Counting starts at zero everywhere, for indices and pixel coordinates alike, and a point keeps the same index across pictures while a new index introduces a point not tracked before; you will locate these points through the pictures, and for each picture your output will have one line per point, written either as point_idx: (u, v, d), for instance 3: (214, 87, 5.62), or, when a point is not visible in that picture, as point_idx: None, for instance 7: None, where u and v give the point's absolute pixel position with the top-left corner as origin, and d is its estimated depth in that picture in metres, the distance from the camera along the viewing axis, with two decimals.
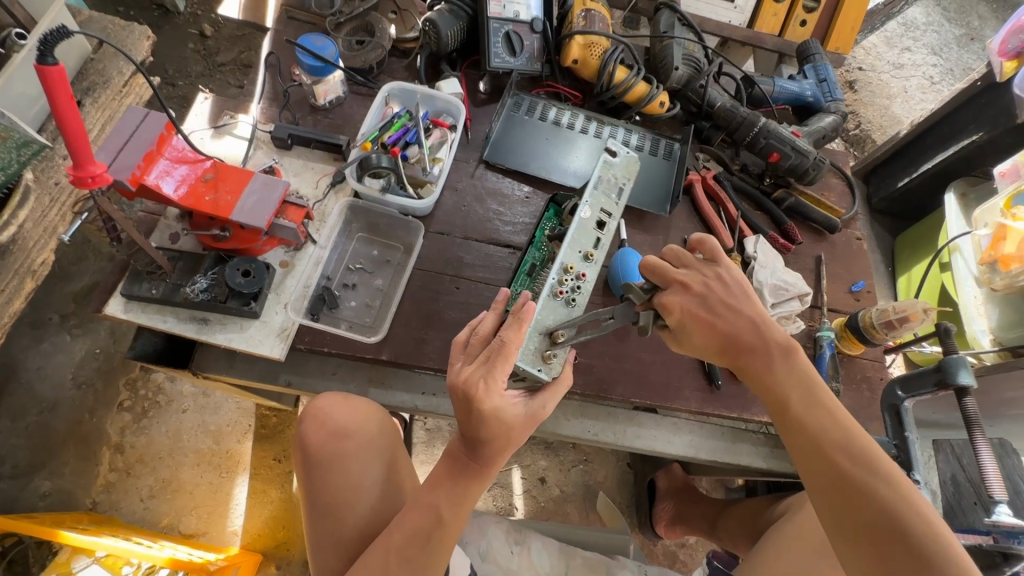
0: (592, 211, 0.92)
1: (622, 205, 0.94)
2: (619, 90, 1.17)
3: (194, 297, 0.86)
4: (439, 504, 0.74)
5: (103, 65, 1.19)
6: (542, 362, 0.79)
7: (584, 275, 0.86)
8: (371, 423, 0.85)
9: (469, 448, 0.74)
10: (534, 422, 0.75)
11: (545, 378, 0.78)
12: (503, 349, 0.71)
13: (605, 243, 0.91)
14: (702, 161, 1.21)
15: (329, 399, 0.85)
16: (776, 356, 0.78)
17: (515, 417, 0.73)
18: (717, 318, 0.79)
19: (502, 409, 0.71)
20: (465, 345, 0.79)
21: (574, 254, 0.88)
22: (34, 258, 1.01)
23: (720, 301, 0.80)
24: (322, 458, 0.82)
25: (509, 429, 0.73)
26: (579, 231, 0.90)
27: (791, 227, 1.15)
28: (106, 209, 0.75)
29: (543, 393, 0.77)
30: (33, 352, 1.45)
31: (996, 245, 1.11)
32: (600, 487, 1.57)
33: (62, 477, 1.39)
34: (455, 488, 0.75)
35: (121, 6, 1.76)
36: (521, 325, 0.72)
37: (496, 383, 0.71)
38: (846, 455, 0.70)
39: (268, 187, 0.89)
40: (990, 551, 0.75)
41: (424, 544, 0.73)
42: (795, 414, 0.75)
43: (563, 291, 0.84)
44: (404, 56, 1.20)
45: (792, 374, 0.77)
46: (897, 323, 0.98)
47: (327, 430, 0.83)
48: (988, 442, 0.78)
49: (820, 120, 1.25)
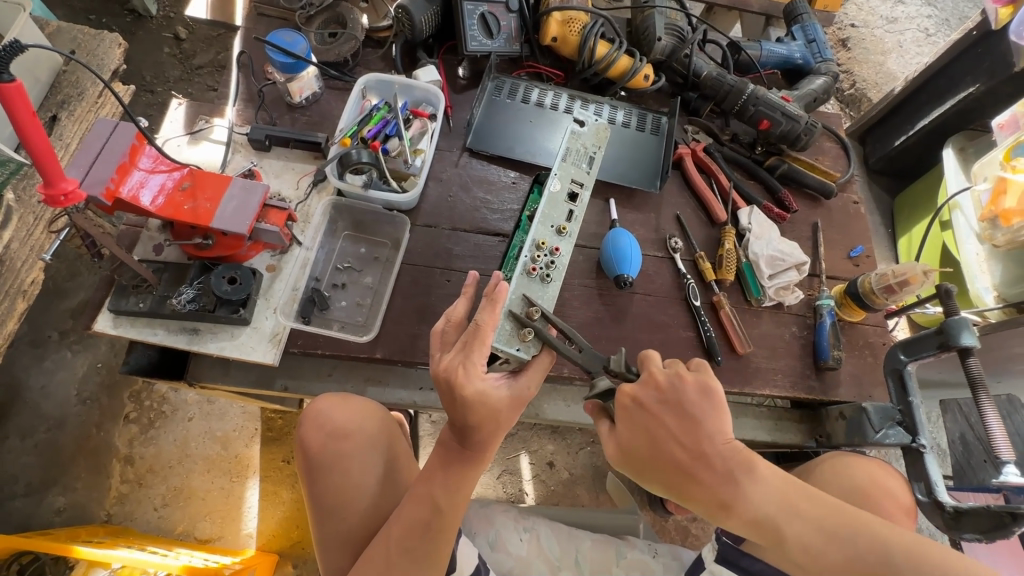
0: (562, 183, 0.91)
1: (593, 173, 0.93)
2: (602, 66, 1.13)
3: (182, 308, 0.85)
4: (434, 494, 0.73)
5: (76, 76, 1.18)
6: (520, 340, 0.78)
7: (557, 249, 0.86)
8: (369, 424, 0.84)
9: (459, 437, 0.74)
10: (521, 404, 0.74)
11: (524, 357, 0.77)
12: (479, 332, 0.71)
13: (579, 215, 0.90)
14: (691, 134, 1.18)
15: (327, 400, 0.85)
16: (740, 477, 0.66)
17: (499, 400, 0.71)
18: (670, 425, 0.69)
19: (485, 394, 0.70)
20: (441, 333, 0.78)
21: (547, 229, 0.88)
22: (25, 277, 1.01)
23: (679, 406, 0.70)
24: (321, 461, 0.81)
25: (495, 412, 0.71)
26: (549, 206, 0.89)
27: (786, 196, 1.13)
28: (82, 226, 0.75)
29: (526, 373, 0.75)
30: (36, 370, 1.45)
31: (997, 199, 1.08)
32: (608, 467, 1.57)
33: (76, 491, 1.40)
34: (449, 476, 0.74)
35: (92, 14, 1.74)
36: (494, 306, 0.71)
37: (475, 368, 0.70)
38: (869, 568, 0.62)
39: (247, 191, 0.87)
40: (998, 511, 0.71)
41: (422, 536, 0.72)
42: (791, 539, 0.64)
43: (536, 267, 0.84)
44: (379, 46, 1.17)
45: (767, 495, 0.66)
46: (897, 287, 0.96)
47: (324, 431, 0.83)
48: (992, 403, 0.78)
49: (810, 82, 1.21)
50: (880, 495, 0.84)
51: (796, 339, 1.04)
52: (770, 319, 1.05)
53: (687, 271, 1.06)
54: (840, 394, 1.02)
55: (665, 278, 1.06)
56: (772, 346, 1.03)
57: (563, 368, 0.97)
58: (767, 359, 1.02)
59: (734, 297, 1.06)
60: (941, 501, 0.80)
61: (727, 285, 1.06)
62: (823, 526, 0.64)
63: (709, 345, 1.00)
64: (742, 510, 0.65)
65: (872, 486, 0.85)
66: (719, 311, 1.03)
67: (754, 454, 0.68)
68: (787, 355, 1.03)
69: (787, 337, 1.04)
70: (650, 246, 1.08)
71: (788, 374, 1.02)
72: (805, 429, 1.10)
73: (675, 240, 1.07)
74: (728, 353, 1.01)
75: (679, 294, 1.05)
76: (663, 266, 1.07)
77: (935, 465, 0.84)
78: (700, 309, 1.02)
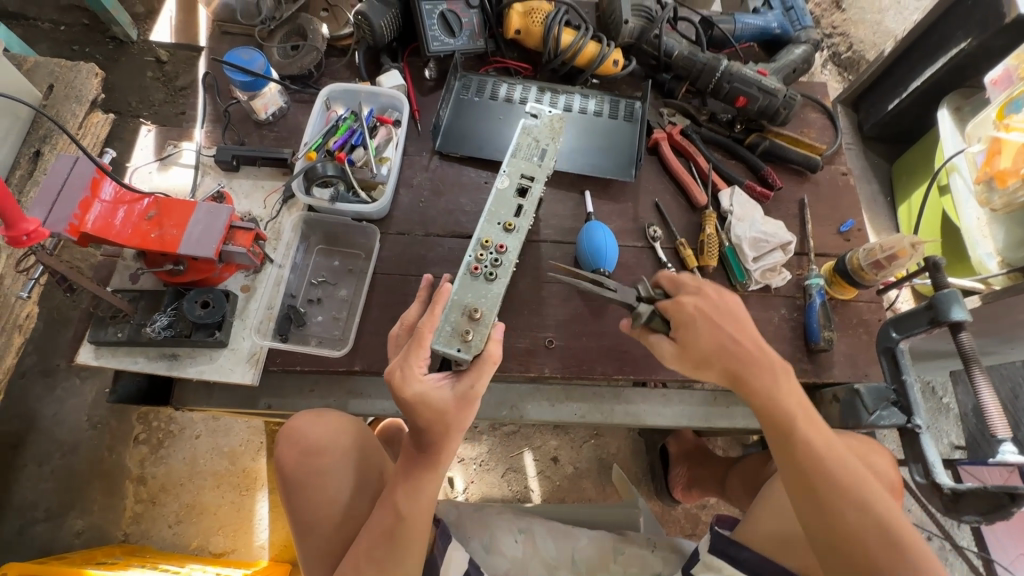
0: (511, 180, 0.91)
1: (545, 165, 0.92)
2: (568, 55, 1.10)
3: (157, 336, 0.86)
4: (396, 501, 0.73)
5: (56, 111, 1.25)
6: (462, 340, 0.77)
7: (502, 247, 0.85)
8: (343, 438, 0.84)
9: (415, 439, 0.74)
10: (470, 403, 0.73)
11: (467, 357, 0.76)
12: (417, 334, 0.72)
13: (527, 209, 0.89)
14: (666, 116, 1.14)
15: (303, 418, 0.85)
16: (780, 374, 0.74)
17: (442, 402, 0.72)
18: (728, 325, 0.75)
19: (425, 395, 0.71)
20: (394, 336, 0.81)
21: (493, 226, 0.87)
22: (19, 312, 1.10)
23: (731, 314, 0.76)
24: (295, 478, 0.82)
25: (441, 414, 0.72)
26: (497, 203, 0.89)
27: (769, 172, 1.09)
28: (51, 265, 0.76)
29: (470, 373, 0.75)
30: (47, 399, 1.50)
31: (992, 160, 1.04)
32: (613, 459, 1.55)
33: (93, 514, 1.45)
34: (409, 482, 0.73)
35: (77, 45, 1.76)
36: (433, 308, 0.72)
37: (413, 370, 0.71)
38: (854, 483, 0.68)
39: (213, 214, 0.86)
40: (996, 492, 0.69)
41: (389, 544, 0.72)
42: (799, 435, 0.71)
43: (479, 266, 0.83)
44: (343, 54, 1.15)
45: (793, 392, 0.74)
46: (885, 261, 0.93)
47: (299, 447, 0.83)
48: (986, 378, 0.75)
49: (789, 52, 1.16)
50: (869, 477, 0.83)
51: (786, 321, 1.01)
52: (758, 303, 1.02)
53: (668, 259, 1.04)
54: (833, 375, 0.99)
55: (646, 268, 1.03)
56: (760, 331, 1.00)
57: (544, 368, 0.96)
58: None
59: (718, 283, 1.03)
60: (939, 482, 0.77)
61: (711, 271, 1.03)
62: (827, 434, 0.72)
63: None
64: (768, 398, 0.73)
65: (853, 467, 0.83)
66: None
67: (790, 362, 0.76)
68: (776, 339, 1.00)
69: (776, 320, 1.01)
70: (629, 236, 1.05)
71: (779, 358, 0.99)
72: None
73: (654, 229, 1.04)
74: None
75: None
76: (643, 256, 1.04)
77: (932, 445, 0.80)
78: None
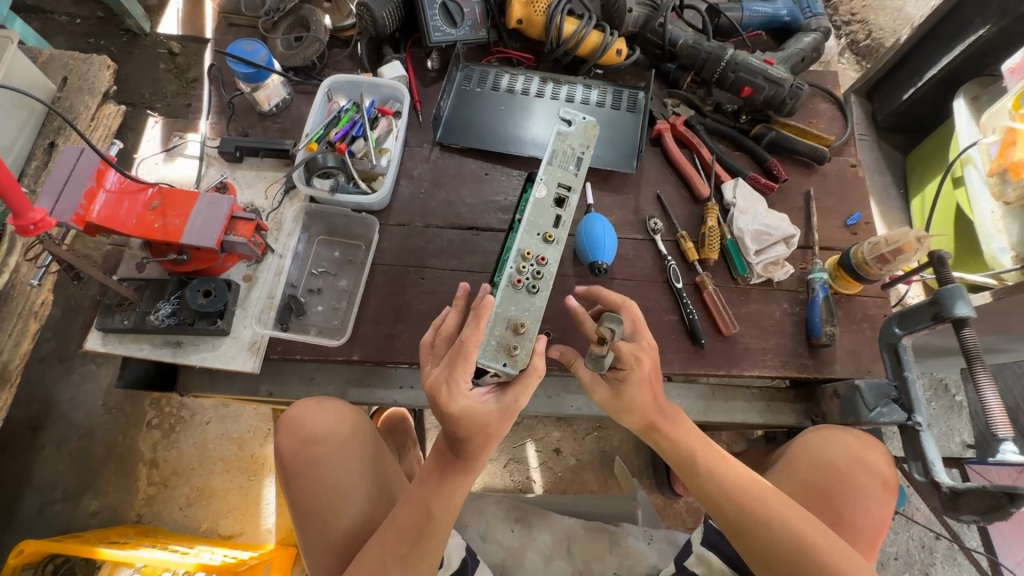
0: (548, 188, 0.85)
1: (582, 174, 0.87)
2: (571, 45, 1.09)
3: (160, 323, 0.88)
4: (428, 502, 0.75)
5: (70, 102, 1.28)
6: (507, 354, 0.74)
7: (544, 259, 0.81)
8: (343, 428, 0.86)
9: (451, 446, 0.75)
10: (511, 416, 0.73)
11: (512, 372, 0.74)
12: (463, 350, 0.68)
13: (566, 220, 0.84)
14: (670, 107, 1.12)
15: (303, 406, 0.88)
16: (668, 420, 0.82)
17: (486, 414, 0.71)
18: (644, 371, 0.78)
19: (470, 409, 0.70)
20: (431, 346, 0.79)
21: (532, 238, 0.83)
22: (35, 300, 1.14)
23: (650, 365, 0.79)
24: (297, 465, 0.84)
25: (483, 426, 0.72)
26: (535, 213, 0.84)
27: (774, 164, 1.07)
28: (57, 253, 0.78)
29: (513, 387, 0.74)
30: (65, 383, 1.54)
31: (1006, 152, 1.00)
32: (616, 452, 1.55)
33: (107, 495, 1.49)
34: (440, 484, 0.75)
35: (92, 37, 1.79)
36: (478, 322, 0.67)
37: (458, 385, 0.70)
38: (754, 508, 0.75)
39: (215, 205, 0.88)
40: (995, 492, 0.68)
41: (416, 539, 0.73)
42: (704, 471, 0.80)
43: (522, 279, 0.79)
44: (346, 45, 1.16)
45: (685, 432, 0.82)
46: (890, 256, 0.91)
47: (299, 437, 0.85)
48: (988, 376, 0.73)
49: (797, 41, 1.13)
50: (860, 472, 0.84)
51: (788, 316, 1.00)
52: (759, 296, 1.01)
53: (668, 252, 1.03)
54: (835, 371, 0.97)
55: (645, 261, 1.02)
56: (762, 325, 0.99)
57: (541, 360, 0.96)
58: (756, 338, 0.98)
59: (719, 277, 1.02)
60: (938, 481, 0.76)
61: (711, 264, 1.02)
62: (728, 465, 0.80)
63: (692, 328, 0.97)
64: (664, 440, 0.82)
65: (849, 460, 0.84)
66: (703, 292, 0.99)
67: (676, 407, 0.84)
68: (778, 334, 0.99)
69: (778, 315, 1.00)
70: (630, 229, 1.05)
71: (779, 353, 0.98)
72: (800, 409, 1.05)
73: (654, 221, 1.03)
74: (713, 335, 0.98)
75: (661, 277, 1.01)
76: (643, 249, 1.03)
77: (933, 443, 0.80)
78: (682, 291, 0.99)
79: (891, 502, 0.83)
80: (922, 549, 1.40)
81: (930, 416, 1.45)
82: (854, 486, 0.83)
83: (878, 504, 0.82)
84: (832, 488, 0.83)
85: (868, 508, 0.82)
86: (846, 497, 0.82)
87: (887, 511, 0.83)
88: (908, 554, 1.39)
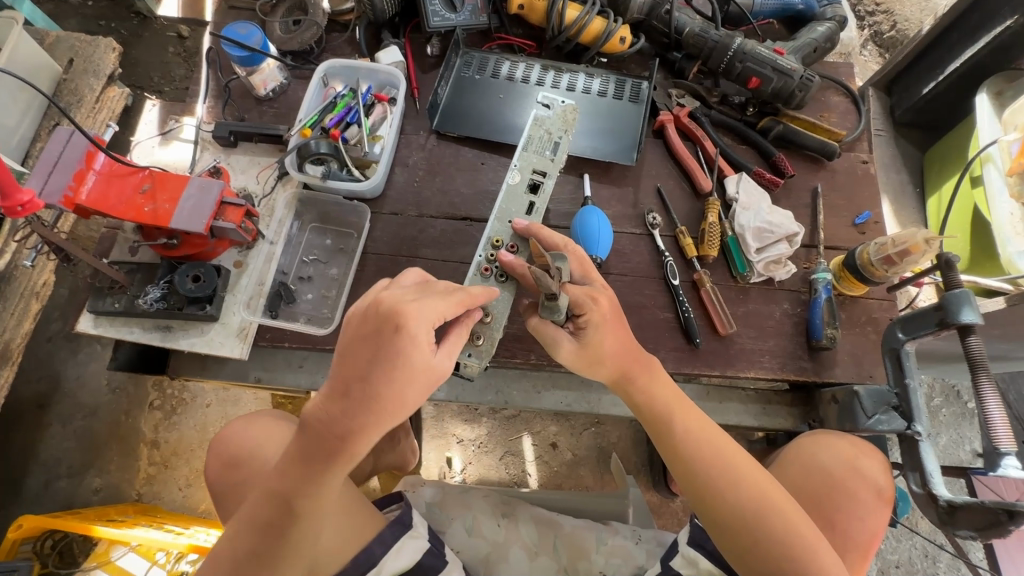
0: (523, 175, 0.89)
1: (557, 160, 0.89)
2: (572, 31, 1.05)
3: (150, 308, 0.89)
4: (289, 495, 0.65)
5: (75, 84, 1.28)
6: (471, 345, 0.80)
7: (512, 247, 0.84)
8: (263, 447, 0.84)
9: (338, 413, 0.63)
10: (438, 377, 0.66)
11: (477, 361, 0.79)
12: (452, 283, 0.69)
13: (539, 207, 0.87)
14: (675, 97, 1.09)
15: (236, 424, 0.88)
16: (641, 376, 0.79)
17: (427, 365, 0.64)
18: (606, 316, 0.76)
19: (414, 347, 0.63)
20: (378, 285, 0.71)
21: (504, 226, 0.86)
22: (36, 280, 1.16)
23: (614, 304, 0.78)
24: (220, 488, 0.84)
25: (411, 377, 0.63)
26: (507, 200, 0.88)
27: (781, 159, 1.03)
28: (43, 233, 0.77)
29: (451, 342, 0.70)
30: (71, 362, 1.57)
31: None
32: (613, 448, 1.54)
33: (110, 473, 1.52)
34: (307, 473, 0.64)
35: (102, 20, 1.77)
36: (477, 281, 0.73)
37: (421, 312, 0.64)
38: (719, 473, 0.74)
39: (205, 190, 0.87)
40: (994, 508, 0.64)
41: (269, 535, 0.64)
42: (679, 437, 0.77)
43: (489, 267, 0.83)
44: (345, 29, 1.14)
45: (660, 387, 0.80)
46: (897, 257, 0.87)
47: (223, 459, 0.85)
48: (993, 387, 0.70)
49: (811, 30, 1.08)
50: (855, 480, 0.81)
51: (788, 317, 0.96)
52: (759, 295, 0.97)
53: (667, 247, 1.00)
54: (835, 375, 0.94)
55: (642, 256, 1.00)
56: (760, 325, 0.96)
57: (531, 354, 0.94)
58: (754, 339, 0.95)
59: (718, 274, 0.99)
60: (937, 494, 0.73)
61: (710, 261, 0.99)
62: (705, 421, 0.79)
63: (687, 326, 0.94)
64: (637, 395, 0.80)
65: (845, 470, 0.81)
66: (700, 289, 0.96)
67: (650, 356, 0.81)
68: (777, 335, 0.96)
69: (778, 315, 0.96)
70: (628, 222, 1.02)
71: (777, 355, 0.95)
72: (797, 413, 1.02)
73: (653, 215, 1.00)
74: (709, 335, 0.95)
75: (658, 273, 0.99)
76: (641, 244, 1.00)
77: (933, 456, 0.77)
78: (679, 288, 0.96)
79: (887, 511, 0.80)
80: (925, 558, 1.36)
81: (937, 424, 1.40)
82: (849, 494, 0.80)
83: (871, 512, 0.79)
84: (829, 497, 0.80)
85: (859, 517, 0.79)
86: (838, 504, 0.80)
87: (881, 521, 0.80)
88: (910, 563, 1.36)
